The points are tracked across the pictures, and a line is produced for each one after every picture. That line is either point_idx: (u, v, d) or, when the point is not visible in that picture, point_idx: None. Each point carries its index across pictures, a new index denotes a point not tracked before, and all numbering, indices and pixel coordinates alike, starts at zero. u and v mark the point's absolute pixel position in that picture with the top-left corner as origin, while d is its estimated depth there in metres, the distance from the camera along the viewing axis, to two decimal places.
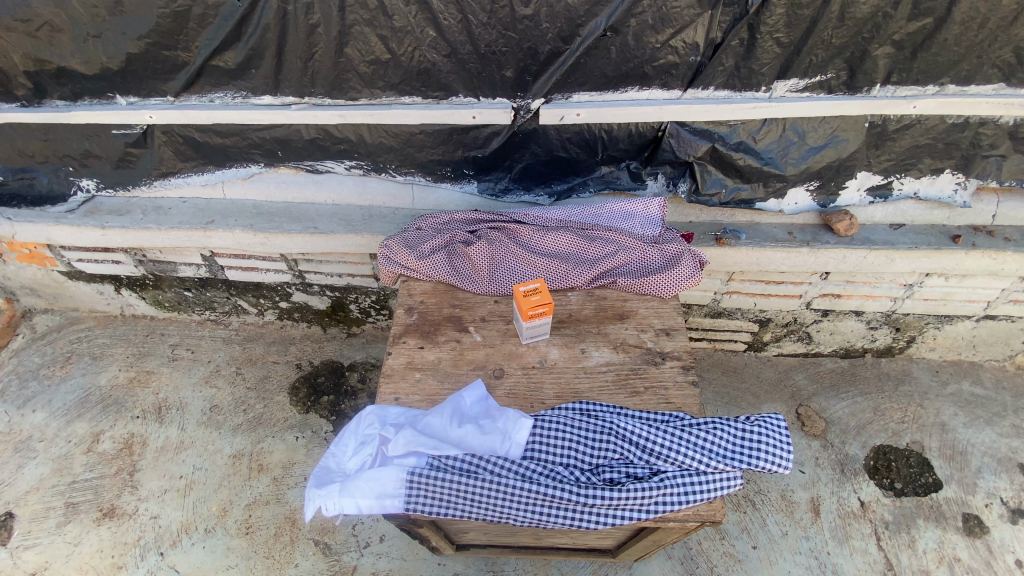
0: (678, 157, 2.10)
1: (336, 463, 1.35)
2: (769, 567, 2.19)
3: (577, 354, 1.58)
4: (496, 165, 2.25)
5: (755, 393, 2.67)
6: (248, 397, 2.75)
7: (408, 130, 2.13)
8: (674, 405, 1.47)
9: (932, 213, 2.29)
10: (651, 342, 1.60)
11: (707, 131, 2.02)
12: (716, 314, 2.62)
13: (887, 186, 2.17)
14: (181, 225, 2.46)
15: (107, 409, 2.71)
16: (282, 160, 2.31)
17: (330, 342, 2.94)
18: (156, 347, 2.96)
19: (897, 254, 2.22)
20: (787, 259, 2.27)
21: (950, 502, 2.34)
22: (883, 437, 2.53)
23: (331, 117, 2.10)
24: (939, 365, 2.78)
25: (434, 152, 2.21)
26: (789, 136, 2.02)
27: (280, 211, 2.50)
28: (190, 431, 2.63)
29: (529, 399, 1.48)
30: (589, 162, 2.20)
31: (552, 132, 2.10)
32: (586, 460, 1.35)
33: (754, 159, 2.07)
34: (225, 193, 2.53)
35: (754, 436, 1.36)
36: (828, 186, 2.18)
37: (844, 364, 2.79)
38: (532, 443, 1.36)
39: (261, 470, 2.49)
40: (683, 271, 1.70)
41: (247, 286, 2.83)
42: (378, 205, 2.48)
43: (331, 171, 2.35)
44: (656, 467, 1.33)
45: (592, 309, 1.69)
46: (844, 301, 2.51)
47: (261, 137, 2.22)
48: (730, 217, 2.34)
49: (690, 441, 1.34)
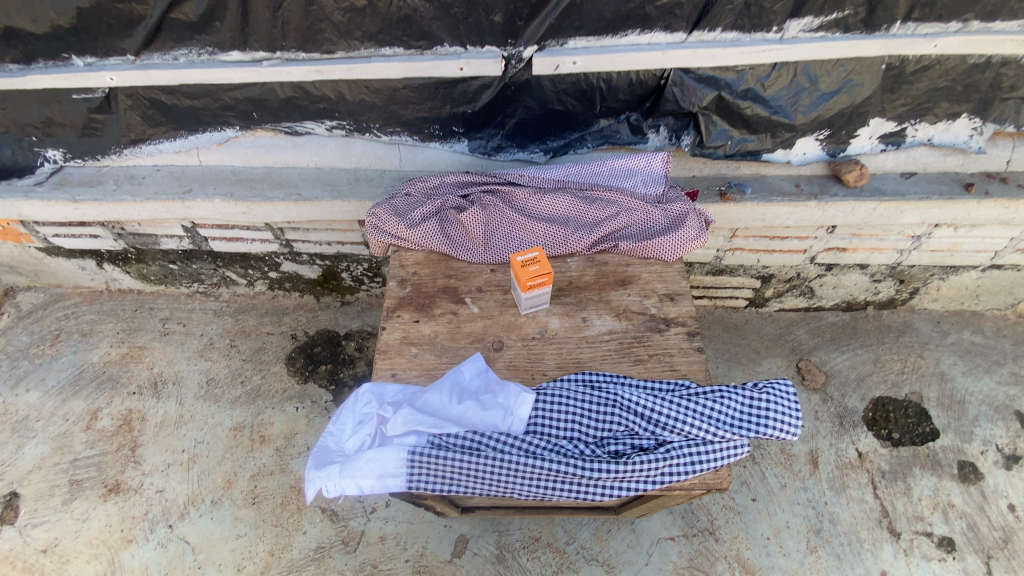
0: (682, 107, 1.95)
1: (335, 442, 1.32)
2: (768, 517, 2.24)
3: (579, 323, 1.52)
4: (487, 121, 2.09)
5: (756, 348, 2.66)
6: (244, 368, 2.72)
7: (391, 85, 1.97)
8: (680, 371, 1.42)
9: (945, 160, 2.18)
10: (655, 308, 1.54)
11: (714, 78, 1.88)
12: (718, 272, 2.56)
13: (900, 132, 2.06)
14: (157, 196, 2.34)
15: (103, 385, 2.69)
16: (258, 121, 2.17)
17: (324, 311, 2.87)
18: (147, 321, 2.90)
19: (907, 205, 2.14)
20: (793, 213, 2.17)
21: (946, 450, 2.38)
22: (882, 388, 2.54)
23: (306, 73, 1.94)
24: (941, 315, 2.76)
25: (420, 109, 2.06)
26: (801, 81, 1.88)
27: (261, 177, 2.37)
28: (189, 405, 2.62)
29: (529, 371, 1.44)
30: (587, 116, 2.04)
31: (547, 83, 1.94)
32: (591, 433, 1.30)
33: (762, 107, 1.93)
34: (201, 159, 2.40)
35: (763, 403, 1.29)
36: (838, 134, 2.05)
37: (846, 317, 2.76)
38: (535, 418, 1.32)
39: (263, 441, 2.50)
40: (688, 232, 1.62)
41: (233, 257, 2.73)
42: (364, 166, 2.35)
43: (312, 132, 2.20)
44: (662, 437, 1.29)
45: (593, 275, 1.62)
46: (849, 255, 2.44)
47: (233, 97, 2.07)
48: (735, 169, 2.21)
49: (696, 411, 1.28)
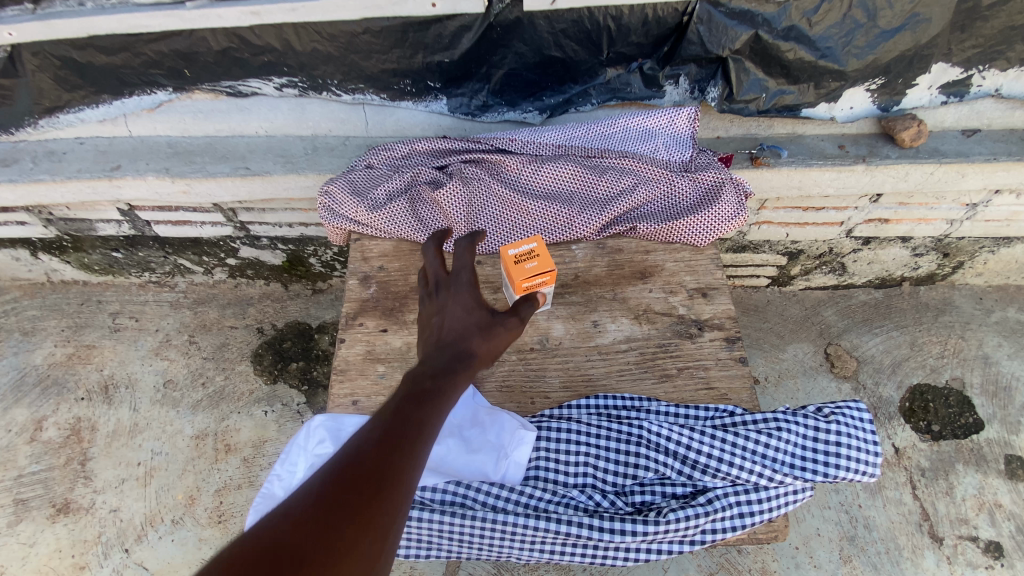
0: (709, 51, 1.58)
1: (282, 488, 1.06)
2: (796, 524, 2.01)
3: (589, 330, 1.24)
4: (469, 74, 1.71)
5: (780, 333, 2.37)
6: (206, 368, 2.40)
7: (348, 30, 1.59)
8: (718, 391, 1.14)
9: (1014, 114, 1.84)
10: (682, 309, 1.26)
11: (750, 12, 1.49)
12: (740, 248, 2.24)
13: (965, 81, 1.71)
14: (81, 174, 1.97)
15: (47, 391, 2.38)
16: (192, 81, 1.79)
17: (294, 301, 2.54)
18: (96, 317, 2.57)
19: (970, 168, 1.81)
20: (836, 179, 1.83)
21: (992, 443, 2.13)
22: (921, 374, 2.27)
23: (242, 17, 1.55)
24: (984, 291, 2.47)
25: (387, 59, 1.67)
26: (856, 16, 1.50)
27: (202, 149, 2.00)
28: (144, 411, 2.32)
29: (527, 394, 1.17)
30: (591, 64, 1.66)
31: (541, 22, 1.55)
32: (608, 479, 1.04)
33: (807, 49, 1.55)
34: (130, 129, 2.01)
35: (830, 437, 1.02)
36: (893, 84, 1.70)
37: (879, 296, 2.47)
38: (535, 461, 1.05)
39: (229, 451, 2.21)
40: (721, 210, 1.31)
41: (184, 242, 2.39)
42: (324, 133, 1.98)
43: (259, 93, 1.83)
44: (701, 483, 1.01)
45: (604, 267, 1.34)
46: (891, 227, 2.13)
47: (158, 51, 1.69)
48: (767, 128, 1.86)
49: (744, 449, 1.01)
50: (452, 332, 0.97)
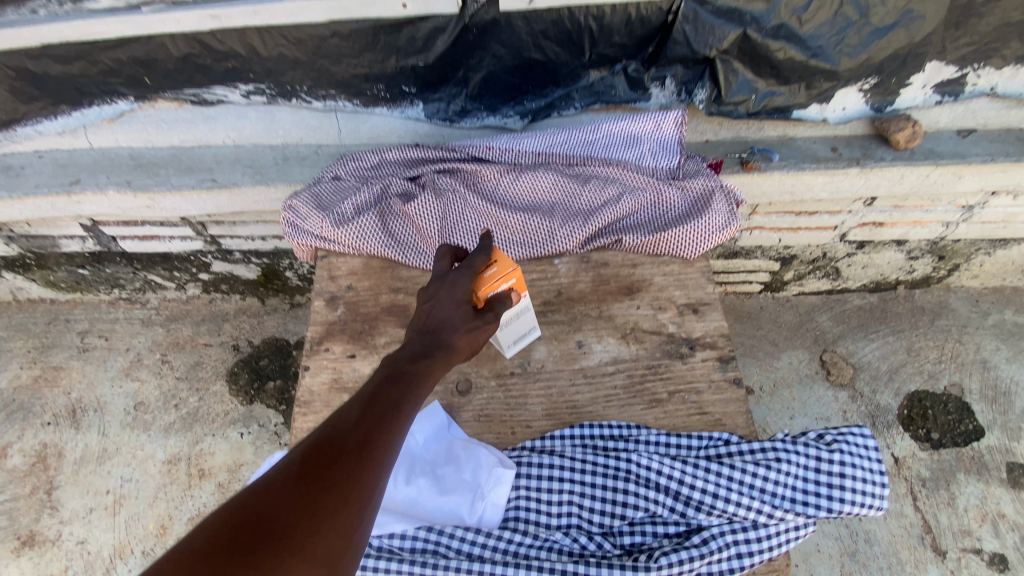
0: (696, 51, 1.50)
1: None
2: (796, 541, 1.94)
3: (573, 351, 1.18)
4: (446, 78, 1.63)
5: (774, 340, 2.31)
6: (178, 389, 2.29)
7: (316, 33, 1.50)
8: (711, 416, 1.08)
9: (1010, 113, 1.79)
10: (672, 326, 1.19)
11: (737, 11, 1.40)
12: (731, 254, 2.18)
13: (960, 79, 1.65)
14: (39, 191, 1.86)
15: (12, 416, 2.25)
16: (153, 89, 1.69)
17: (271, 316, 2.44)
18: (63, 336, 2.44)
19: (967, 170, 1.75)
20: (829, 184, 1.77)
21: (993, 451, 2.07)
22: (919, 381, 2.21)
23: (201, 21, 1.46)
24: (980, 293, 2.42)
25: (358, 64, 1.59)
26: (847, 13, 1.42)
27: (167, 162, 1.90)
28: (114, 435, 2.19)
29: (508, 423, 1.11)
30: (573, 66, 1.58)
31: (519, 23, 1.47)
32: (594, 519, 0.97)
33: (797, 48, 1.48)
34: (91, 141, 1.91)
35: (834, 467, 0.96)
36: (887, 83, 1.64)
37: (874, 300, 2.41)
38: (515, 500, 0.99)
39: (202, 476, 2.10)
40: (713, 219, 1.25)
41: (153, 258, 2.30)
42: (295, 142, 1.89)
43: (225, 100, 1.73)
44: (695, 521, 0.94)
45: (589, 282, 1.27)
46: (886, 230, 2.08)
47: (115, 58, 1.58)
48: (757, 132, 1.79)
49: (741, 483, 0.95)
50: (438, 321, 0.96)
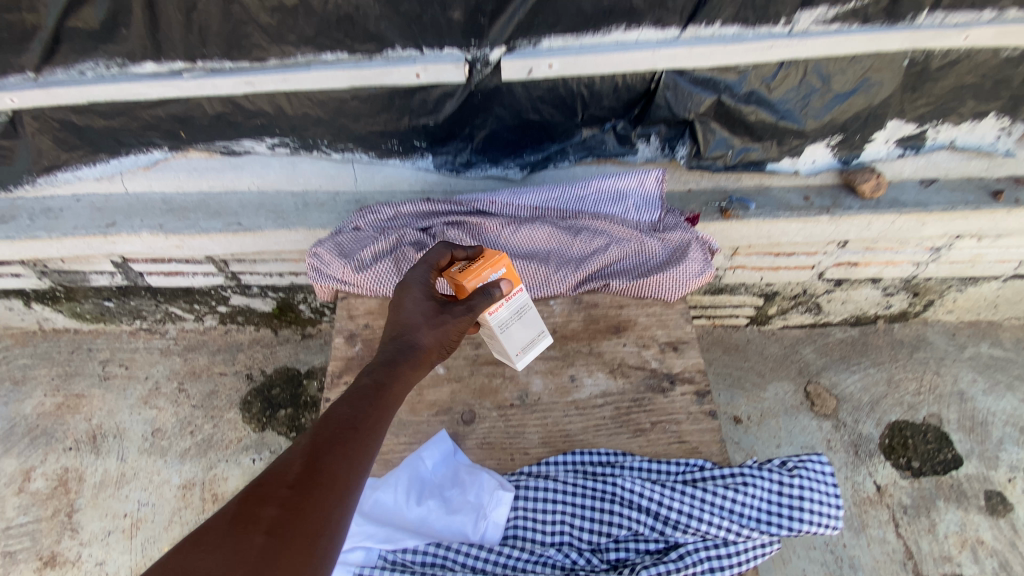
0: (676, 114, 1.69)
1: None
2: (783, 566, 2.02)
3: (566, 384, 1.31)
4: (453, 134, 1.80)
5: (760, 371, 2.43)
6: (194, 416, 2.40)
7: (338, 96, 1.68)
8: (689, 445, 1.21)
9: (968, 164, 1.96)
10: (655, 363, 1.33)
11: (712, 80, 1.61)
12: (717, 291, 2.33)
13: (920, 135, 1.82)
14: (77, 232, 2.02)
15: (36, 441, 2.36)
16: (188, 141, 1.86)
17: (283, 346, 2.57)
18: (85, 365, 2.57)
19: (930, 217, 1.91)
20: (803, 229, 1.93)
21: (971, 479, 2.17)
22: (899, 411, 2.32)
23: (236, 86, 1.64)
24: (956, 327, 2.55)
25: (374, 122, 1.77)
26: (811, 81, 1.62)
27: (196, 206, 2.07)
28: (132, 460, 2.30)
29: (507, 451, 1.23)
30: (567, 126, 1.77)
31: (519, 89, 1.66)
32: (584, 537, 1.09)
33: (766, 112, 1.67)
34: (126, 186, 2.08)
35: (796, 491, 1.08)
36: (852, 140, 1.81)
37: (855, 333, 2.54)
38: (514, 520, 1.11)
39: (216, 500, 2.19)
40: (690, 268, 1.41)
41: (176, 292, 2.44)
42: (315, 188, 2.06)
43: (252, 151, 1.91)
44: (673, 539, 1.06)
45: (581, 321, 1.41)
46: (861, 269, 2.23)
47: (155, 115, 1.76)
48: (736, 181, 1.97)
49: (714, 505, 1.06)
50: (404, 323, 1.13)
